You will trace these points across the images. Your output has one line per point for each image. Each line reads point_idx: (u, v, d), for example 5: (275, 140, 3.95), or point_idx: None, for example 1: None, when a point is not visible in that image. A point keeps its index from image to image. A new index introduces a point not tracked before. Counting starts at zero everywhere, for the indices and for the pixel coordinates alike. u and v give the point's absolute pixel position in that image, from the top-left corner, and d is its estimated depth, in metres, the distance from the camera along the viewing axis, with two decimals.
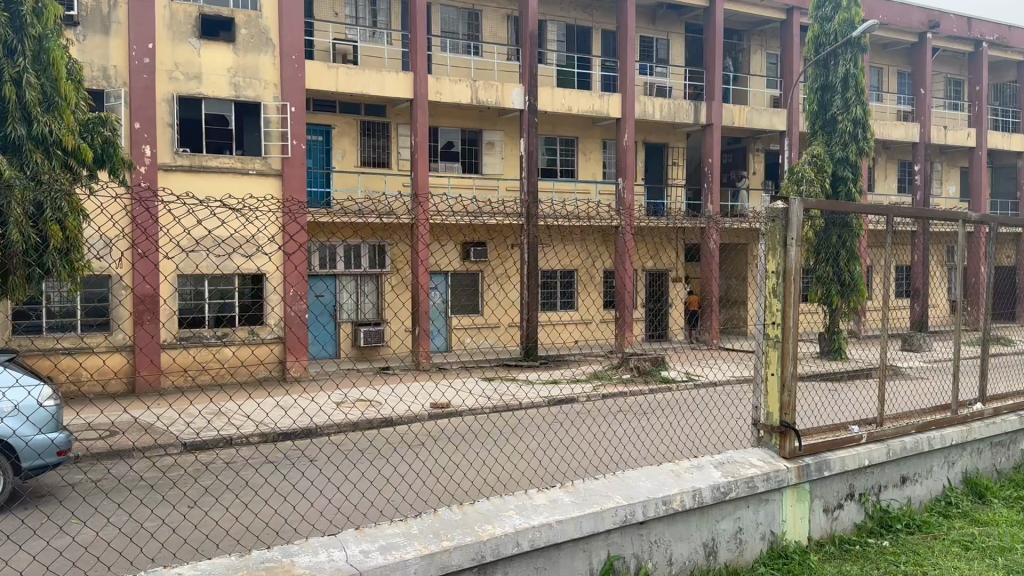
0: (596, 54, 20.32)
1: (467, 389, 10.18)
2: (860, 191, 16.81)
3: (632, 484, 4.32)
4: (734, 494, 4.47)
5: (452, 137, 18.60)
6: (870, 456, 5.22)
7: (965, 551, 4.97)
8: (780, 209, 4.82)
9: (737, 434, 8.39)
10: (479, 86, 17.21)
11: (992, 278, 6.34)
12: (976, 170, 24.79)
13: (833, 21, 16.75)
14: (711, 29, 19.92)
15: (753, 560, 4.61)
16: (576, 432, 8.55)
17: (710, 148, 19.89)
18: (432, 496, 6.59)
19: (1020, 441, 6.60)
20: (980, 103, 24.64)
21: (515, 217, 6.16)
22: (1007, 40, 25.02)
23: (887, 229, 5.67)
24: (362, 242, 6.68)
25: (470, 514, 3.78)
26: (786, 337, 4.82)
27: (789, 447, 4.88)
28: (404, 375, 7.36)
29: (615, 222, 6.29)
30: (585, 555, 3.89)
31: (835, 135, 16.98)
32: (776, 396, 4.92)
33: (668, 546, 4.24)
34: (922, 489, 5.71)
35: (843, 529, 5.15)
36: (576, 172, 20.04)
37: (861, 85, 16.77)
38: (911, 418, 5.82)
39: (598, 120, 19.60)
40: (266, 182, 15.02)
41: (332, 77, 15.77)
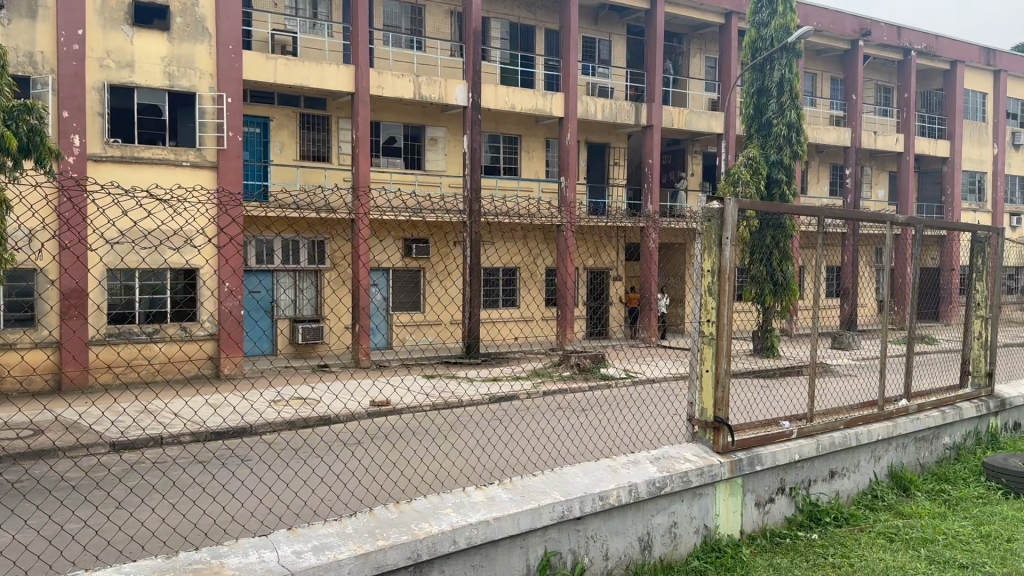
0: (539, 52, 20.39)
1: (406, 385, 10.09)
2: (793, 192, 17.25)
3: (570, 480, 4.33)
4: (669, 488, 4.54)
5: (394, 132, 18.44)
6: (801, 450, 5.36)
7: (890, 542, 5.15)
8: (715, 209, 4.91)
9: (672, 430, 8.56)
10: (422, 82, 17.09)
11: (917, 278, 6.55)
12: (904, 174, 25.72)
13: (770, 26, 17.17)
14: (652, 30, 20.17)
15: (686, 553, 4.69)
16: (516, 429, 8.59)
17: (651, 148, 20.16)
18: (367, 494, 6.54)
19: (942, 436, 6.87)
20: (908, 110, 25.56)
21: (457, 213, 6.11)
22: (934, 50, 25.99)
23: (818, 230, 5.81)
24: (299, 237, 6.51)
25: (406, 512, 3.73)
26: (721, 335, 4.92)
27: (721, 442, 4.97)
28: (343, 373, 7.25)
29: (556, 220, 6.32)
30: (522, 552, 3.90)
31: (770, 139, 17.38)
32: (711, 393, 5.00)
33: (604, 541, 4.27)
34: (850, 483, 5.89)
35: (774, 523, 5.27)
36: (518, 170, 20.09)
37: (795, 89, 17.20)
38: (840, 414, 5.99)
39: (541, 119, 19.68)
40: (200, 174, 14.59)
41: (270, 68, 15.45)
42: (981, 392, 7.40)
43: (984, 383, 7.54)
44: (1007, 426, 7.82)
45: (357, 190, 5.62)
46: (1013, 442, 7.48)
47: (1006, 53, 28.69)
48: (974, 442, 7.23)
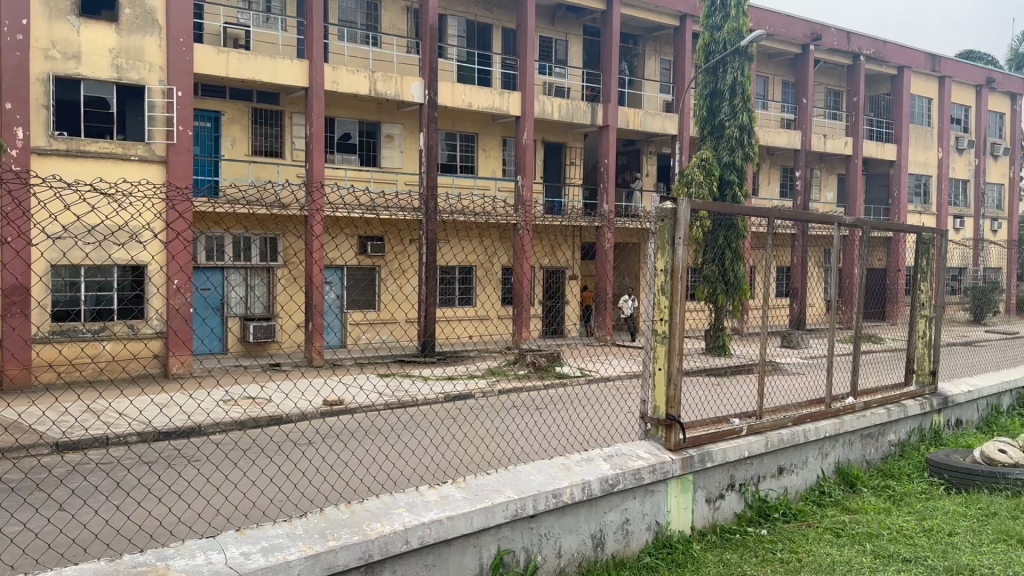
0: (496, 51, 20.38)
1: (360, 384, 9.99)
2: (745, 194, 17.54)
3: (524, 477, 4.34)
4: (622, 485, 4.58)
5: (349, 128, 18.25)
6: (750, 447, 5.46)
7: (837, 537, 5.27)
8: (668, 209, 4.96)
9: (625, 428, 8.66)
10: (378, 78, 16.96)
11: (864, 278, 6.71)
12: (853, 177, 26.32)
13: (723, 30, 17.45)
14: (608, 31, 20.32)
15: (639, 550, 4.74)
16: (471, 428, 8.59)
17: (606, 148, 20.30)
18: (319, 495, 6.46)
19: (888, 433, 7.06)
20: (857, 114, 26.18)
21: (413, 211, 6.06)
22: (881, 55, 26.66)
23: (768, 231, 5.92)
24: (253, 235, 6.40)
25: (357, 512, 3.69)
26: (673, 334, 4.98)
27: (673, 439, 5.03)
28: (296, 372, 7.15)
29: (513, 219, 6.33)
30: (475, 551, 3.89)
31: (722, 141, 17.65)
32: (663, 391, 5.05)
33: (557, 539, 4.29)
34: (798, 479, 6.02)
35: (723, 519, 5.36)
36: (475, 169, 20.07)
37: (748, 92, 17.48)
38: (789, 411, 6.12)
39: (497, 117, 19.66)
40: (149, 169, 14.26)
41: (222, 62, 15.16)
42: (924, 389, 7.64)
43: (927, 381, 7.78)
44: (949, 423, 8.06)
45: (312, 186, 5.54)
46: (954, 439, 7.72)
47: (950, 59, 29.58)
48: (918, 438, 7.44)
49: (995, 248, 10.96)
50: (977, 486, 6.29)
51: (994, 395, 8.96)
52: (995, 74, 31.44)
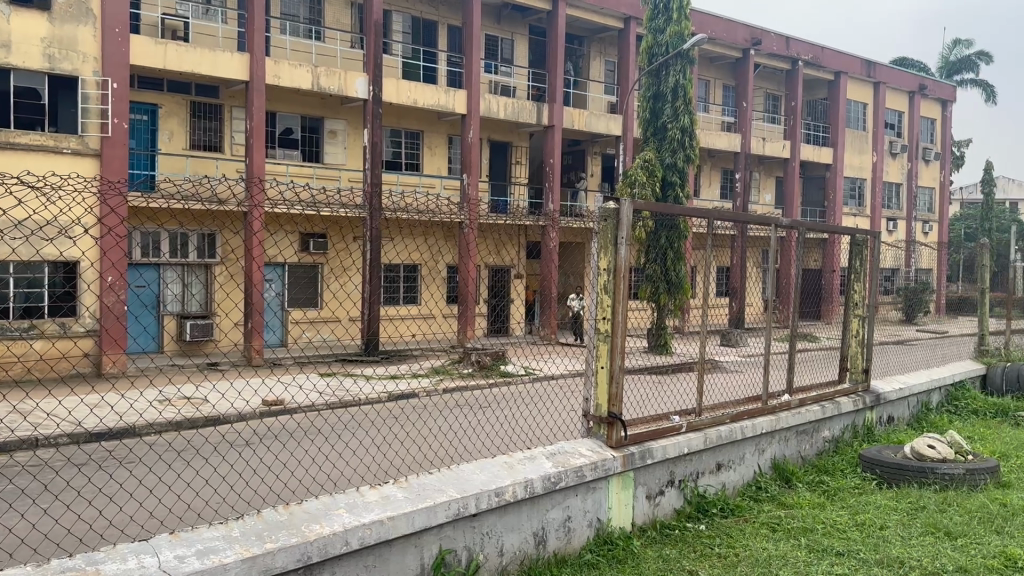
0: (442, 48, 20.28)
1: (301, 383, 9.84)
2: (686, 195, 17.83)
3: (466, 476, 4.33)
4: (564, 483, 4.61)
5: (291, 123, 17.95)
6: (690, 444, 5.56)
7: (773, 532, 5.40)
8: (612, 209, 5.02)
9: (568, 426, 8.73)
10: (321, 72, 16.73)
11: (799, 278, 6.89)
12: (791, 180, 27.01)
13: (665, 33, 17.72)
14: (554, 31, 20.42)
15: (580, 546, 4.78)
16: (414, 428, 8.54)
17: (552, 148, 20.41)
18: (256, 496, 6.35)
19: (822, 429, 7.27)
20: (794, 118, 26.82)
21: (357, 209, 5.98)
22: (819, 61, 27.41)
23: (708, 231, 6.04)
24: (192, 232, 6.25)
25: (296, 514, 3.63)
26: (616, 331, 5.05)
27: (615, 437, 5.08)
28: (234, 371, 6.99)
29: (459, 218, 6.31)
30: (416, 551, 3.87)
31: (665, 143, 17.92)
32: (605, 389, 5.11)
33: (499, 538, 4.29)
34: (735, 475, 6.15)
35: (663, 515, 5.45)
36: (420, 166, 19.94)
37: (689, 95, 17.77)
38: (727, 408, 6.25)
39: (443, 114, 19.58)
40: (82, 162, 13.79)
41: (159, 54, 14.74)
42: (858, 387, 7.91)
43: (860, 379, 8.05)
44: (882, 420, 8.34)
45: (252, 181, 5.42)
46: (886, 435, 7.98)
47: (883, 66, 30.56)
48: (851, 435, 7.69)
49: (925, 250, 11.37)
50: (907, 480, 6.51)
51: (924, 392, 9.29)
52: (927, 81, 32.59)
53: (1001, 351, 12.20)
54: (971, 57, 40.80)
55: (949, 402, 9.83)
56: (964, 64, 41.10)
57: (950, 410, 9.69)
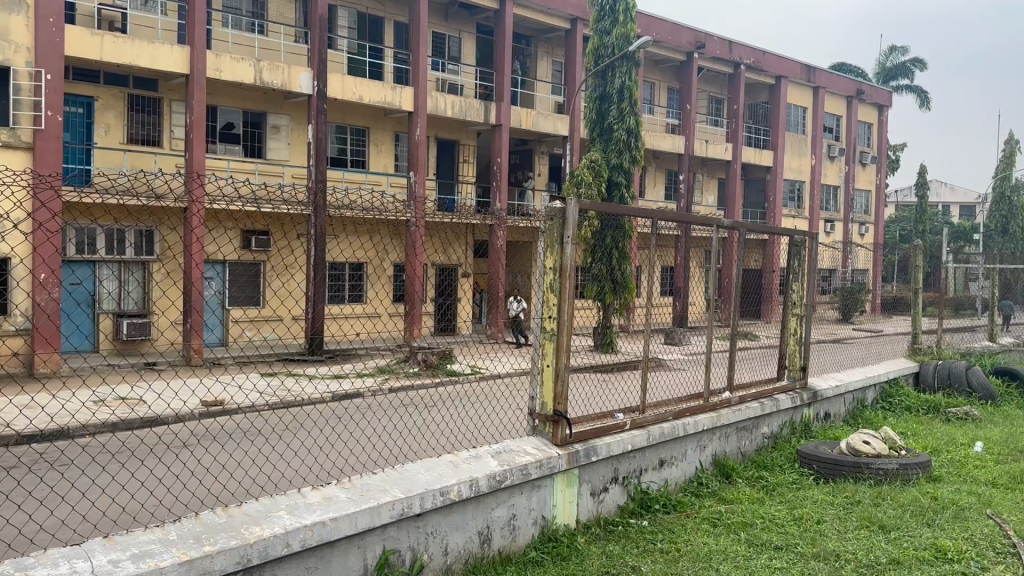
0: (388, 44, 20.11)
1: (243, 383, 9.64)
2: (632, 195, 18.02)
3: (410, 476, 4.30)
4: (509, 481, 4.62)
5: (233, 118, 17.58)
6: (633, 440, 5.64)
7: (713, 527, 5.51)
8: (557, 208, 5.04)
9: (513, 424, 8.76)
10: (263, 67, 16.43)
11: (740, 277, 7.04)
12: (733, 181, 27.53)
13: (611, 34, 17.92)
14: (501, 31, 20.43)
15: (525, 544, 4.80)
16: (357, 428, 8.45)
17: (499, 147, 20.43)
18: (194, 498, 6.21)
19: (761, 426, 7.44)
20: (736, 121, 27.36)
21: (301, 206, 5.88)
22: (760, 65, 28.01)
23: (652, 231, 6.11)
24: (129, 228, 6.04)
25: (235, 516, 3.56)
26: (562, 330, 5.09)
27: (560, 435, 5.12)
28: (172, 371, 6.81)
29: (406, 216, 6.27)
30: (359, 552, 3.82)
31: (610, 143, 18.07)
32: (551, 387, 5.14)
33: (444, 537, 4.28)
34: (677, 471, 6.26)
35: (607, 511, 5.51)
36: (366, 163, 19.74)
37: (634, 97, 17.98)
38: (669, 405, 6.35)
39: (389, 111, 19.42)
40: (13, 155, 13.27)
41: (96, 45, 14.29)
42: (795, 384, 8.13)
43: (798, 377, 8.29)
44: (819, 416, 8.58)
45: (194, 177, 5.28)
46: (823, 431, 8.21)
47: (822, 71, 31.40)
48: (789, 431, 7.89)
49: (862, 251, 11.73)
50: (843, 475, 6.70)
51: (860, 389, 9.59)
52: (863, 86, 33.58)
53: (933, 349, 12.67)
54: (907, 63, 42.29)
55: (884, 399, 10.15)
56: (899, 70, 42.56)
57: (885, 407, 10.01)
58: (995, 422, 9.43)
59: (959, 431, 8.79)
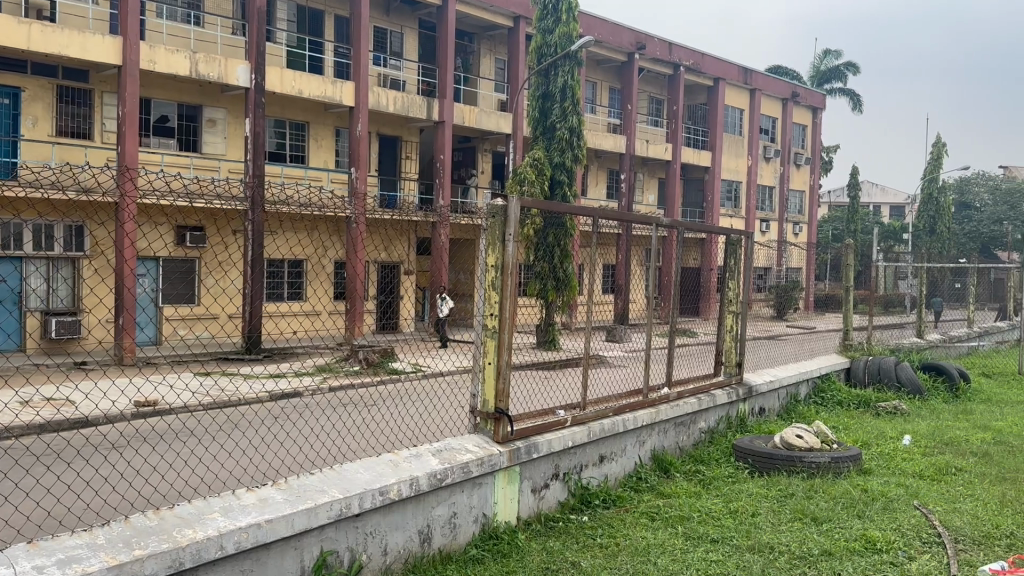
0: (328, 38, 19.82)
1: (180, 382, 9.39)
2: (574, 194, 18.14)
3: (348, 475, 4.24)
4: (450, 479, 4.60)
5: (167, 111, 17.10)
6: (574, 437, 5.68)
7: (652, 521, 5.60)
8: (499, 206, 5.03)
9: (454, 422, 8.75)
10: (199, 58, 16.04)
11: (679, 276, 7.15)
12: (673, 180, 27.97)
13: (554, 33, 18.04)
14: (444, 27, 20.34)
15: (465, 543, 4.79)
16: (295, 428, 8.32)
17: (442, 144, 20.33)
18: (122, 500, 6.02)
19: (698, 421, 7.60)
20: (676, 122, 27.80)
21: (238, 201, 5.74)
22: (699, 67, 28.52)
23: (592, 230, 6.15)
24: (59, 223, 5.79)
25: (167, 519, 3.46)
26: (503, 327, 5.09)
27: (501, 432, 5.12)
28: (102, 371, 6.56)
29: (347, 212, 6.17)
30: (295, 553, 3.76)
31: (553, 142, 18.17)
32: (492, 384, 5.14)
33: (383, 537, 4.24)
34: (617, 466, 6.33)
35: (548, 508, 5.54)
36: (306, 158, 19.42)
37: (577, 96, 18.13)
38: (609, 402, 6.42)
39: (330, 106, 19.16)
40: None
41: (22, 34, 13.75)
42: (731, 379, 8.32)
43: (734, 372, 8.48)
44: (754, 411, 8.79)
45: (124, 172, 5.09)
46: (758, 425, 8.42)
47: (760, 74, 32.10)
48: (725, 426, 8.07)
49: (796, 249, 12.02)
50: (777, 468, 6.86)
51: (793, 385, 9.84)
52: (799, 89, 34.44)
53: (863, 345, 13.07)
54: (840, 67, 43.57)
55: (816, 394, 10.45)
56: (833, 74, 43.86)
57: (817, 402, 10.31)
58: (921, 415, 9.78)
59: (888, 425, 9.09)
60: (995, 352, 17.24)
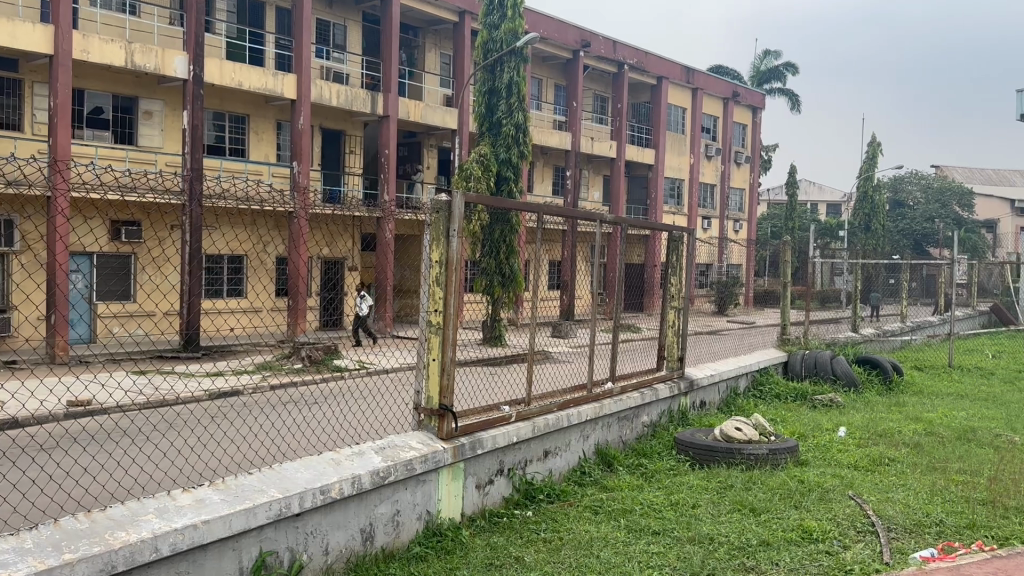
0: (269, 30, 19.45)
1: (115, 381, 9.09)
2: (520, 190, 18.13)
3: (288, 475, 4.17)
4: (393, 477, 4.56)
5: (101, 102, 16.56)
6: (518, 432, 5.70)
7: (595, 514, 5.65)
8: (443, 201, 5.00)
9: (397, 420, 8.69)
10: (135, 49, 15.59)
11: (623, 272, 7.23)
12: (617, 177, 28.23)
13: (500, 29, 18.06)
14: (388, 20, 20.13)
15: (409, 540, 4.75)
16: (234, 428, 8.14)
17: (387, 139, 20.14)
18: (51, 504, 5.85)
19: (641, 415, 7.71)
20: (621, 120, 28.10)
21: (177, 195, 5.56)
22: (643, 65, 28.85)
23: (536, 226, 6.17)
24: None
25: (98, 521, 3.35)
26: (448, 323, 5.07)
27: (445, 429, 5.10)
28: (32, 371, 6.30)
29: (289, 207, 6.05)
30: (234, 554, 3.68)
31: (499, 138, 18.14)
32: (436, 380, 5.11)
33: (324, 536, 4.18)
34: (561, 461, 6.37)
35: (492, 503, 5.54)
36: (246, 152, 19.01)
37: (523, 92, 18.16)
38: (553, 397, 6.45)
39: (272, 99, 18.81)
40: None
41: None
42: (673, 373, 8.45)
43: (676, 366, 8.60)
44: (695, 404, 8.95)
45: (55, 165, 4.88)
46: (698, 418, 8.57)
47: (702, 73, 32.63)
48: (667, 419, 8.20)
49: (735, 246, 12.26)
50: (717, 461, 7.00)
51: (733, 378, 10.04)
52: (739, 89, 35.09)
53: (800, 339, 13.40)
54: (779, 67, 44.58)
55: (755, 387, 10.71)
56: (772, 74, 44.84)
57: (755, 395, 10.56)
58: (856, 408, 10.07)
59: (824, 417, 9.34)
60: (925, 345, 17.85)
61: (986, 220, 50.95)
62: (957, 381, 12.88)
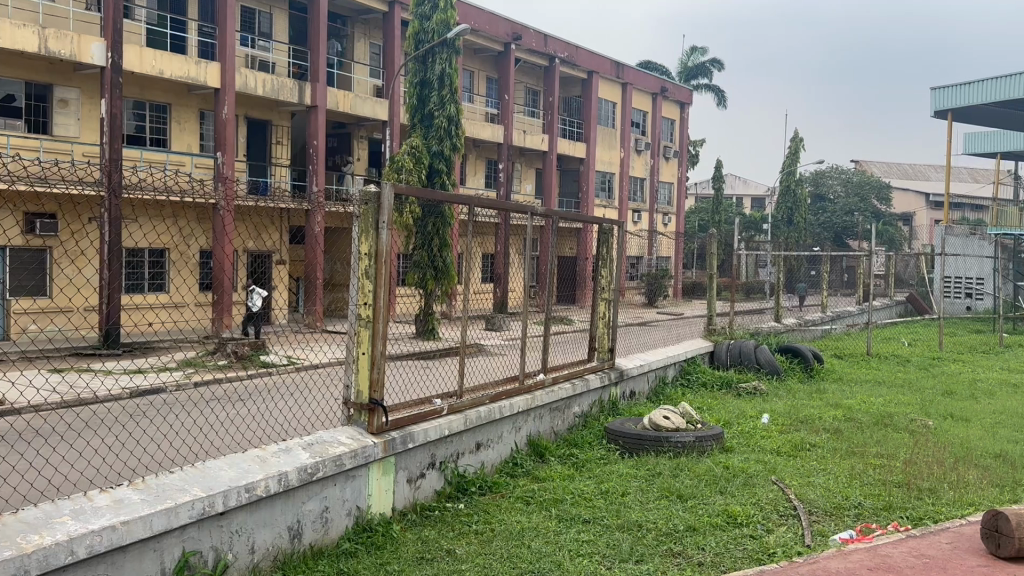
0: (192, 16, 18.86)
1: (31, 380, 8.69)
2: (453, 182, 18.04)
3: (212, 473, 4.06)
4: (321, 473, 4.49)
5: (13, 89, 15.84)
6: (450, 425, 5.68)
7: (526, 504, 5.68)
8: (372, 193, 4.94)
9: (326, 416, 8.56)
10: (48, 34, 14.94)
11: (555, 265, 7.26)
12: (549, 171, 28.37)
13: (431, 20, 17.90)
14: (316, 9, 19.74)
15: (337, 536, 4.69)
16: (157, 428, 7.88)
17: (315, 130, 19.77)
18: None
19: (573, 405, 7.80)
20: (553, 113, 28.31)
21: (93, 185, 5.32)
22: (573, 59, 29.09)
23: (468, 219, 6.12)
24: None
25: (8, 525, 3.21)
26: (377, 317, 5.01)
27: (376, 423, 5.03)
28: None
29: (213, 199, 5.86)
30: (155, 555, 3.57)
31: (432, 130, 18.04)
32: (367, 374, 5.04)
33: (250, 535, 4.09)
34: (493, 453, 6.39)
35: (424, 497, 5.52)
36: (167, 142, 18.40)
37: (455, 84, 18.08)
38: (486, 389, 6.45)
39: (194, 87, 18.26)
40: None
41: None
42: (603, 364, 8.57)
43: (606, 357, 8.71)
44: (625, 394, 9.09)
45: None
46: (629, 408, 8.71)
47: (631, 68, 33.06)
48: (598, 409, 8.32)
49: (662, 238, 12.48)
50: (646, 450, 7.13)
51: (661, 367, 10.25)
52: (667, 84, 35.70)
53: (726, 329, 13.76)
54: (705, 64, 45.57)
55: (682, 376, 10.98)
56: (699, 70, 45.81)
57: (682, 383, 10.82)
58: (778, 395, 10.41)
59: (748, 404, 9.64)
60: (844, 334, 18.57)
61: (903, 212, 53.21)
62: (873, 368, 13.47)
